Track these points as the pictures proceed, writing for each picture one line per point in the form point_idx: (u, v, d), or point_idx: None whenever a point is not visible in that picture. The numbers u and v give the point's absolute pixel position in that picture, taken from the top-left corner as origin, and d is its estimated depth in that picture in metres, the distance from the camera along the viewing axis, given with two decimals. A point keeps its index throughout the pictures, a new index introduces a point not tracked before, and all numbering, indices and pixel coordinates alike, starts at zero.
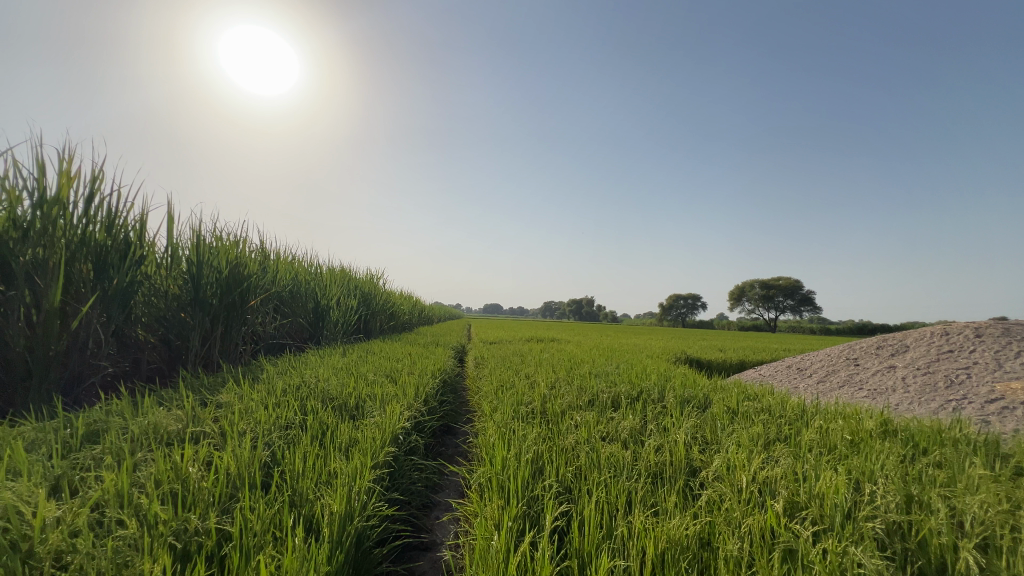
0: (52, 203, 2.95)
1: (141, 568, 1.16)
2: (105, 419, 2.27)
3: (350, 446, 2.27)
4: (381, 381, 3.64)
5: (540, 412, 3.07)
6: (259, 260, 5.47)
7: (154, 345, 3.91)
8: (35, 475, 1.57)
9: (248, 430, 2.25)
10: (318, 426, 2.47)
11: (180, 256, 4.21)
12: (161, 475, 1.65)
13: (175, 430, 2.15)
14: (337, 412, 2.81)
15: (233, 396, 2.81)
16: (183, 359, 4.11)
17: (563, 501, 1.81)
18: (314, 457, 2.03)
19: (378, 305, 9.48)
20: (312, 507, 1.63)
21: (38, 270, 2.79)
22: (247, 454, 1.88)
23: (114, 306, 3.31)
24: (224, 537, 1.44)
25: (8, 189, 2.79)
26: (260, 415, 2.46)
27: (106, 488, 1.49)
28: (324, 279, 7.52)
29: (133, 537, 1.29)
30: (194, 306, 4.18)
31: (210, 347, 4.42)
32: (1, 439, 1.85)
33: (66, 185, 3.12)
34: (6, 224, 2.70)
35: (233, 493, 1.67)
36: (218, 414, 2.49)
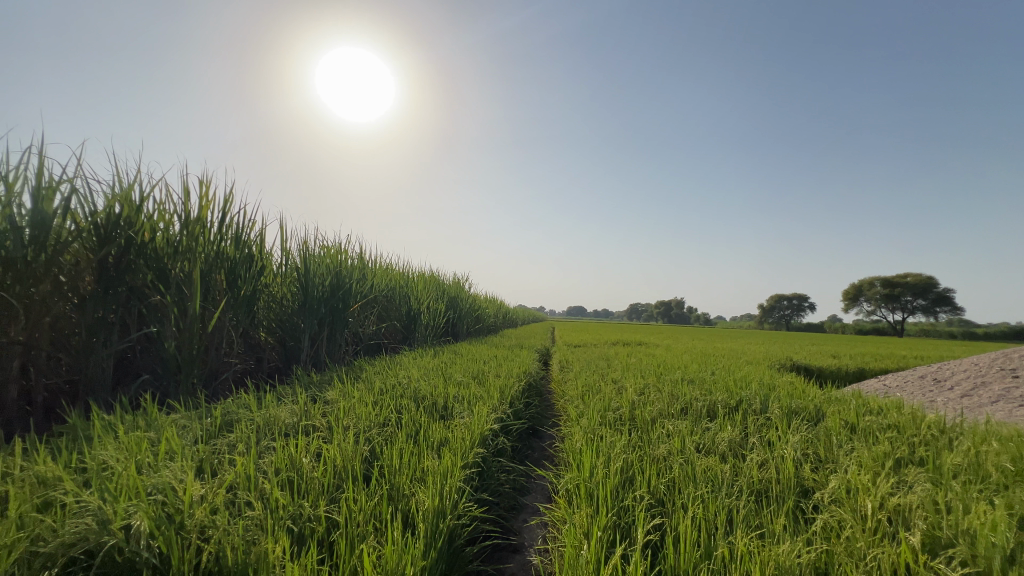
0: (196, 224, 3.46)
1: (266, 548, 1.30)
2: (236, 410, 2.59)
3: (441, 446, 2.37)
4: (469, 383, 3.76)
5: (628, 419, 2.97)
6: (358, 268, 5.93)
7: (272, 346, 4.40)
8: (185, 456, 1.84)
9: (351, 425, 2.44)
10: (412, 425, 2.61)
11: (293, 267, 4.69)
12: (280, 463, 1.84)
13: (291, 423, 2.39)
14: (429, 411, 2.95)
15: (338, 394, 3.07)
16: (296, 358, 4.59)
17: (655, 514, 1.73)
18: (409, 454, 2.15)
19: (465, 308, 9.85)
20: (409, 502, 1.73)
21: (186, 281, 3.29)
22: (350, 449, 2.03)
23: (242, 310, 3.79)
24: (332, 525, 1.57)
25: (163, 213, 3.32)
26: (362, 413, 2.65)
27: (237, 472, 1.70)
28: (415, 283, 7.96)
29: (258, 518, 1.45)
30: (304, 311, 4.64)
31: (319, 348, 4.88)
32: (160, 425, 2.18)
33: (205, 208, 3.63)
34: (162, 242, 3.21)
35: (339, 484, 1.82)
36: (326, 410, 2.74)
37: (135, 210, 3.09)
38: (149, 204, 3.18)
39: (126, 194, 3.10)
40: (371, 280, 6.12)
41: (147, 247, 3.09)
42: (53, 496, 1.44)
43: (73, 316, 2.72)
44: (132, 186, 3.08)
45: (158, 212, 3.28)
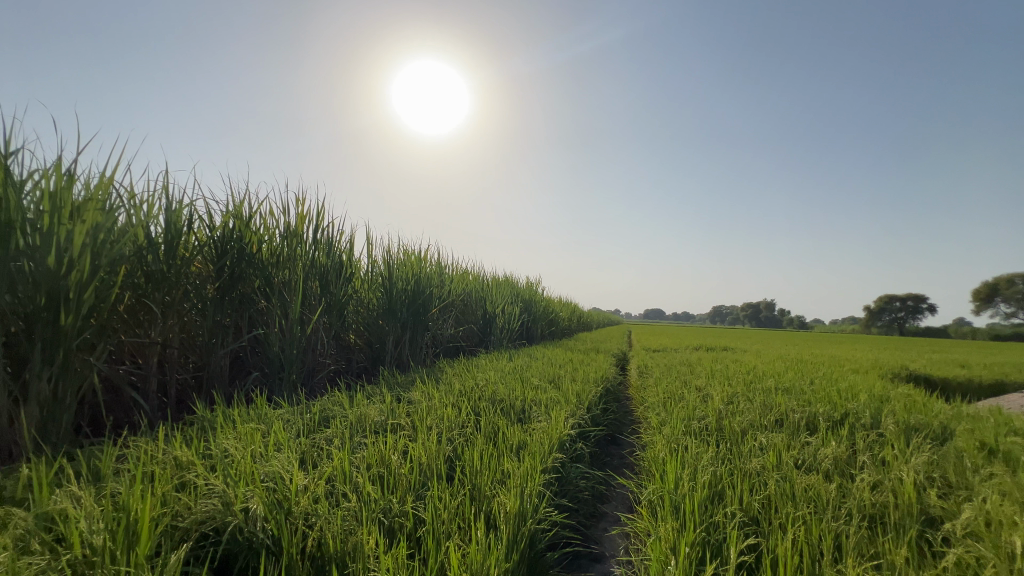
0: (295, 236, 3.81)
1: (361, 538, 1.39)
2: (332, 407, 2.81)
3: (520, 449, 2.39)
4: (545, 387, 3.75)
5: (714, 430, 2.80)
6: (437, 273, 6.17)
7: (361, 348, 4.72)
8: (290, 448, 2.02)
9: (434, 425, 2.54)
10: (491, 427, 2.66)
11: (378, 273, 4.99)
12: (371, 459, 1.96)
13: (380, 421, 2.54)
14: (507, 414, 2.98)
15: (421, 394, 3.21)
16: (382, 359, 4.88)
17: (748, 533, 1.62)
18: (490, 456, 2.19)
19: (539, 311, 9.89)
20: (490, 504, 1.76)
21: (287, 288, 3.65)
22: (434, 449, 2.12)
23: (334, 314, 4.11)
24: (418, 521, 1.64)
25: (268, 226, 3.69)
26: (444, 414, 2.75)
27: (335, 465, 1.84)
28: (491, 286, 8.12)
29: (354, 509, 1.55)
30: (388, 314, 4.90)
31: (402, 350, 5.15)
32: (269, 418, 2.42)
33: (302, 221, 3.98)
34: (268, 254, 3.58)
35: (424, 481, 1.91)
36: (410, 409, 2.88)
37: (245, 225, 3.46)
38: (256, 219, 3.56)
39: (238, 210, 3.49)
40: (449, 285, 6.34)
41: (255, 258, 3.45)
42: (187, 478, 1.64)
43: (198, 320, 3.11)
44: (243, 204, 3.46)
45: (264, 226, 3.66)
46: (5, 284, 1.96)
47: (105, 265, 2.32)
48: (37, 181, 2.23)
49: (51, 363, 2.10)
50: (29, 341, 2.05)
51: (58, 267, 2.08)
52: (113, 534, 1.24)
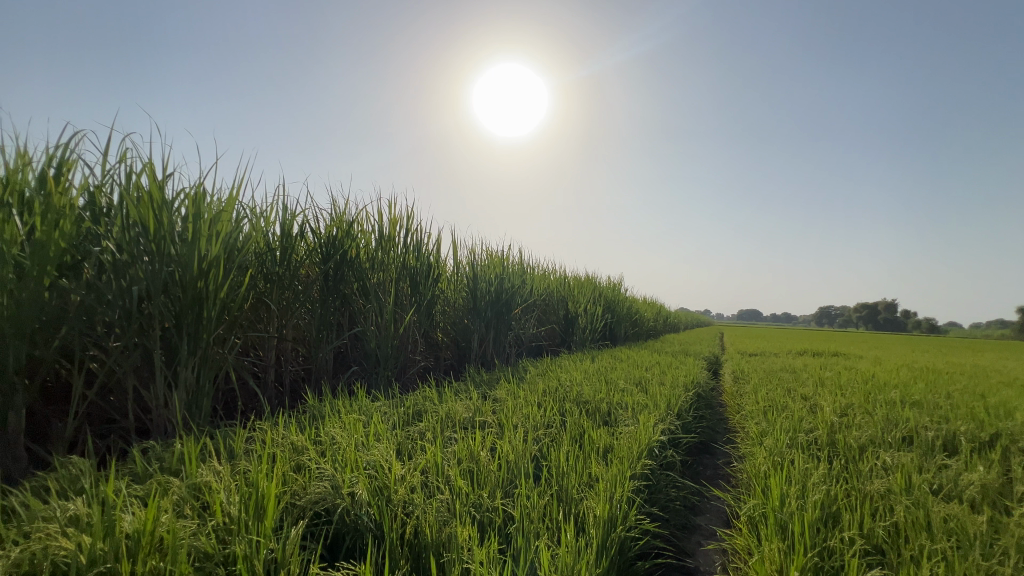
0: (388, 239, 4.07)
1: (455, 530, 1.45)
2: (424, 401, 2.96)
3: (607, 453, 2.35)
4: (632, 390, 3.64)
5: (826, 444, 2.54)
6: (519, 273, 6.24)
7: (448, 346, 4.93)
8: (388, 438, 2.16)
9: (520, 424, 2.58)
10: (576, 428, 2.64)
11: (464, 274, 5.17)
12: (461, 453, 2.04)
13: (468, 417, 2.63)
14: (592, 416, 2.94)
15: (505, 393, 3.28)
16: (467, 357, 5.05)
17: (871, 563, 1.45)
18: (576, 458, 2.18)
19: (622, 312, 9.63)
20: (578, 507, 1.75)
21: (382, 289, 3.92)
22: (521, 447, 2.15)
23: (424, 313, 4.33)
24: (507, 517, 1.68)
25: (365, 231, 3.98)
26: (528, 413, 2.77)
27: (428, 458, 1.93)
28: (573, 285, 8.06)
29: (448, 501, 1.62)
30: (473, 314, 5.06)
31: (486, 348, 5.29)
32: (369, 409, 2.61)
33: (395, 225, 4.24)
34: (365, 257, 3.87)
35: (512, 479, 1.94)
36: (495, 407, 2.94)
37: (346, 230, 3.77)
38: (355, 225, 3.86)
39: (340, 217, 3.80)
40: (531, 285, 6.39)
41: (354, 261, 3.74)
42: (302, 461, 1.82)
43: (307, 318, 3.44)
44: (344, 212, 3.76)
45: (361, 230, 3.96)
46: (161, 287, 2.32)
47: (234, 270, 2.66)
48: (182, 199, 2.60)
49: (194, 354, 2.45)
50: (178, 334, 2.39)
51: (199, 271, 2.42)
52: (246, 507, 1.41)
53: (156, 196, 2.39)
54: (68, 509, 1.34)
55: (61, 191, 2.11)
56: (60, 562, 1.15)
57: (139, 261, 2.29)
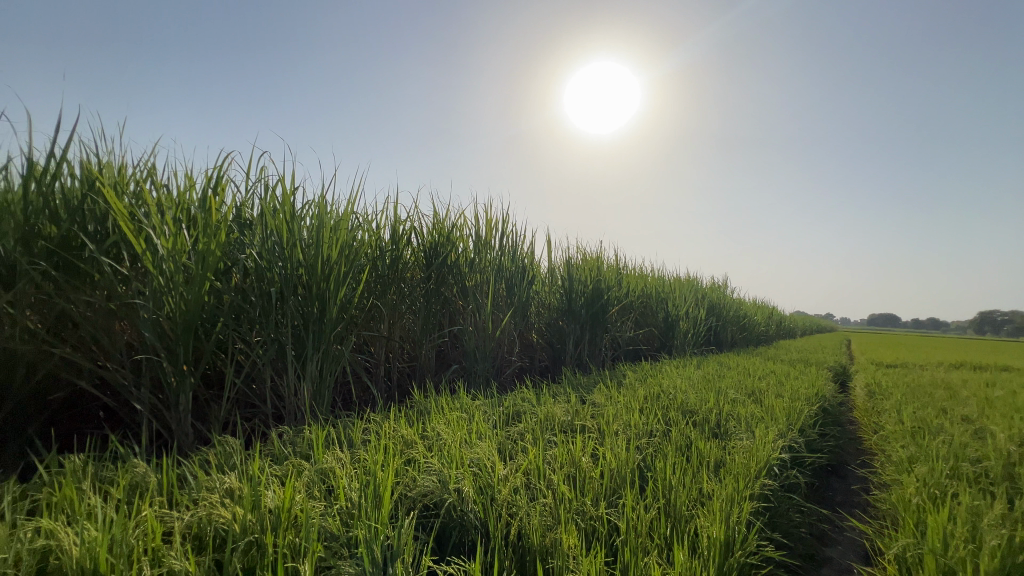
0: (484, 242, 4.20)
1: (561, 536, 1.43)
2: (522, 402, 2.99)
3: (719, 468, 2.18)
4: (744, 401, 3.33)
5: (1001, 478, 2.10)
6: (615, 274, 6.07)
7: (543, 347, 4.95)
8: (490, 437, 2.21)
9: (621, 431, 2.48)
10: (682, 439, 2.48)
11: (558, 276, 5.15)
12: (563, 458, 2.01)
13: (567, 421, 2.60)
14: (700, 427, 2.74)
15: (604, 397, 3.19)
16: (562, 359, 5.03)
17: None
18: (684, 471, 2.05)
19: (729, 315, 8.93)
20: (689, 526, 1.64)
21: (479, 290, 4.04)
22: (624, 455, 2.07)
23: (520, 314, 4.39)
24: (613, 528, 1.62)
25: (464, 235, 4.14)
26: (629, 420, 2.67)
27: (530, 460, 1.94)
28: (673, 285, 7.64)
29: (551, 506, 1.61)
30: (568, 316, 5.02)
31: (581, 351, 5.21)
32: (471, 408, 2.69)
33: (491, 229, 4.36)
34: (464, 260, 4.02)
35: (616, 489, 1.87)
36: (594, 411, 2.87)
37: (446, 235, 3.94)
38: (455, 229, 4.02)
39: (441, 222, 4.00)
40: (627, 286, 6.18)
41: (454, 265, 3.91)
42: (412, 455, 1.92)
43: (412, 318, 3.65)
44: (445, 218, 3.95)
45: (460, 234, 4.12)
46: (292, 289, 2.61)
47: (351, 274, 2.91)
48: (308, 211, 2.89)
49: (318, 350, 2.71)
50: (305, 330, 2.67)
51: (322, 275, 2.68)
52: (365, 494, 1.52)
53: (287, 210, 2.69)
54: (224, 482, 1.55)
55: (216, 208, 2.47)
56: (220, 528, 1.32)
57: (275, 265, 2.59)
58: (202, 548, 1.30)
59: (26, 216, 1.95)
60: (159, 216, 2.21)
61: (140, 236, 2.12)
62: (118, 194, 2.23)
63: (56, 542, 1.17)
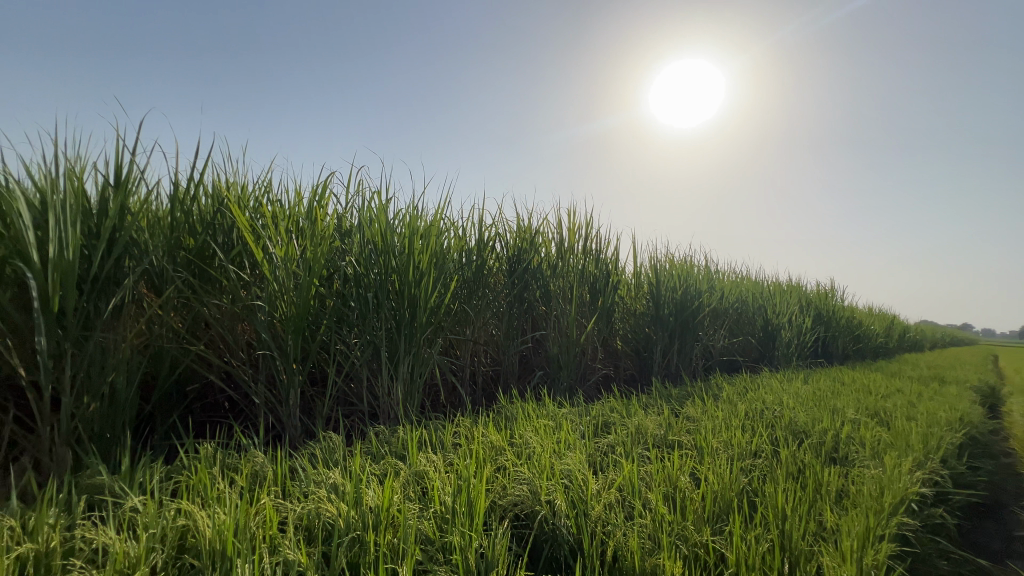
0: (568, 247, 4.13)
1: (663, 563, 1.33)
2: (611, 412, 2.87)
3: (842, 500, 1.92)
4: (867, 423, 2.94)
5: None
6: (706, 279, 5.69)
7: (629, 354, 4.76)
8: (579, 449, 2.14)
9: (722, 449, 2.29)
10: (794, 462, 2.23)
11: (644, 281, 4.93)
12: (658, 476, 1.89)
13: (660, 435, 2.45)
14: (815, 450, 2.45)
15: (699, 411, 2.98)
16: (650, 368, 4.80)
17: None
18: (800, 500, 1.83)
19: (840, 324, 8.00)
20: (811, 565, 1.45)
21: (562, 295, 3.98)
22: (728, 477, 1.89)
23: (604, 321, 4.26)
24: (720, 559, 1.48)
25: (547, 240, 4.11)
26: (730, 437, 2.45)
27: (624, 476, 1.84)
28: (773, 291, 7.01)
29: (650, 528, 1.51)
30: (656, 323, 4.78)
31: (670, 360, 4.93)
32: (557, 416, 2.64)
33: (575, 233, 4.28)
34: (548, 266, 3.99)
35: (720, 514, 1.71)
36: (689, 426, 2.68)
37: (530, 240, 3.94)
38: (538, 234, 4.01)
39: (524, 227, 4.01)
40: (721, 292, 5.76)
41: (537, 270, 3.89)
42: (502, 462, 1.91)
43: (497, 322, 3.69)
44: (529, 224, 3.95)
45: (544, 239, 4.09)
46: (386, 293, 2.74)
47: (440, 280, 3.00)
48: (400, 220, 3.03)
49: (410, 352, 2.82)
50: (398, 333, 2.78)
51: (413, 281, 2.78)
52: (459, 499, 1.53)
53: (382, 219, 2.84)
54: (330, 477, 1.64)
55: (321, 219, 2.67)
56: (327, 522, 1.40)
57: (372, 271, 2.73)
58: (313, 540, 1.38)
59: (171, 230, 2.24)
60: (274, 227, 2.43)
61: (259, 246, 2.34)
62: (241, 209, 2.49)
63: (193, 522, 1.30)
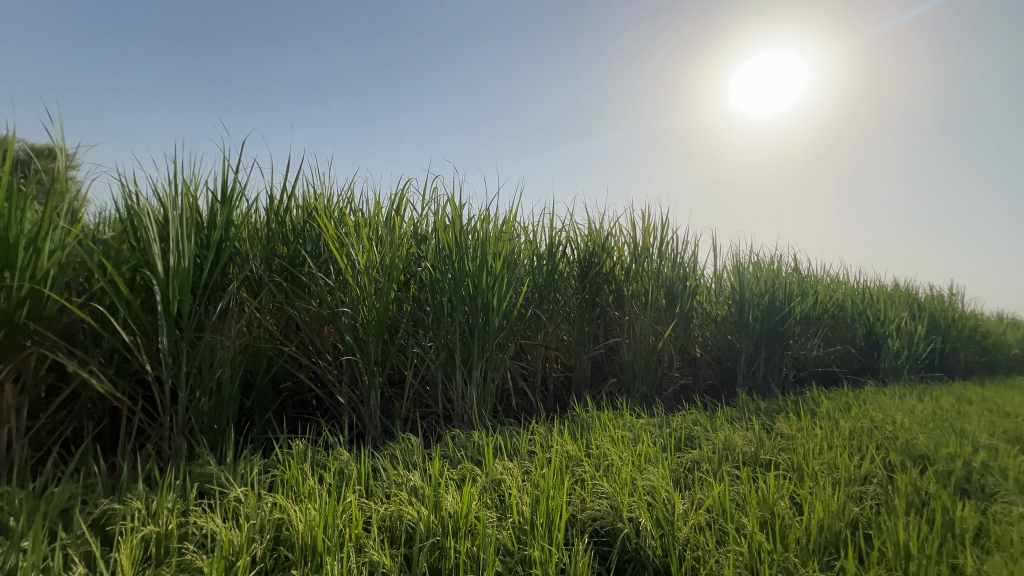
0: (642, 251, 3.96)
1: None
2: (694, 425, 2.70)
3: (982, 541, 1.64)
4: (1007, 450, 2.51)
5: None
6: (797, 282, 5.22)
7: (709, 363, 4.48)
8: (661, 463, 2.02)
9: (826, 473, 2.06)
10: (917, 492, 1.95)
11: (726, 285, 4.62)
12: (753, 498, 1.73)
13: (750, 452, 2.26)
14: (941, 479, 2.13)
15: (794, 427, 2.71)
16: (733, 378, 4.47)
17: None
18: (928, 537, 1.59)
19: (962, 333, 6.99)
20: None
21: (636, 300, 3.82)
22: (836, 505, 1.69)
23: (682, 328, 4.03)
24: None
25: (620, 243, 3.98)
26: (834, 459, 2.20)
27: (714, 496, 1.70)
28: (877, 295, 6.27)
29: (747, 557, 1.37)
30: (740, 330, 4.45)
31: (756, 370, 4.56)
32: (635, 427, 2.52)
33: (649, 235, 4.11)
34: (621, 270, 3.85)
35: (829, 547, 1.53)
36: (784, 444, 2.44)
37: (602, 244, 3.83)
38: (610, 238, 3.89)
39: (596, 231, 3.90)
40: (814, 297, 5.25)
41: (610, 274, 3.77)
42: (579, 473, 1.85)
43: (568, 328, 3.62)
44: (601, 227, 3.85)
45: (616, 243, 3.97)
46: (460, 298, 2.77)
47: (512, 284, 2.99)
48: (473, 225, 3.06)
49: (483, 357, 2.83)
50: (472, 337, 2.81)
51: (486, 286, 2.80)
52: (538, 510, 1.49)
53: (455, 225, 2.89)
54: (410, 479, 1.66)
55: (399, 227, 2.77)
56: (408, 524, 1.42)
57: (446, 276, 2.78)
58: (395, 541, 1.40)
59: (268, 239, 2.43)
60: (356, 235, 2.55)
61: (344, 253, 2.47)
62: (328, 219, 2.64)
63: (287, 516, 1.37)
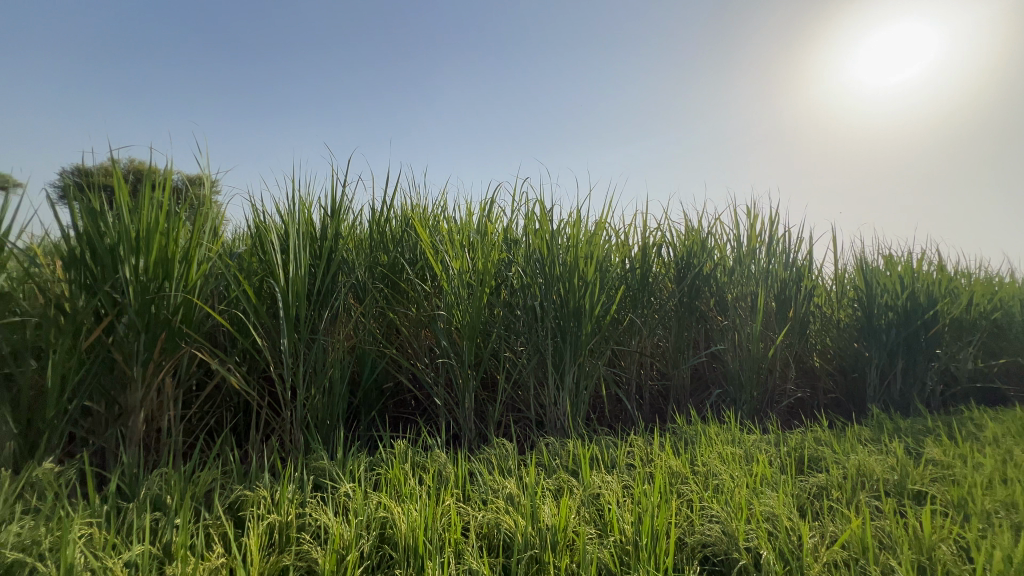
0: (746, 249, 3.63)
1: None
2: (817, 445, 2.38)
3: None
4: None
5: None
6: (943, 281, 4.44)
7: (830, 375, 3.98)
8: (780, 487, 1.79)
9: (1000, 513, 1.69)
10: None
11: (850, 286, 4.06)
12: (903, 538, 1.46)
13: (893, 481, 1.93)
14: None
15: (949, 453, 2.28)
16: (862, 393, 3.91)
17: None
18: None
19: None
20: None
21: (742, 304, 3.50)
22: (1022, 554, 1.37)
23: (798, 334, 3.60)
24: None
25: (720, 243, 3.68)
26: (1011, 496, 1.80)
27: (851, 531, 1.46)
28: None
29: None
30: (870, 338, 3.85)
31: (892, 384, 3.93)
32: (747, 443, 2.28)
33: (756, 232, 3.75)
34: (724, 271, 3.56)
35: None
36: (939, 473, 2.05)
37: (701, 243, 3.57)
38: (710, 237, 3.61)
39: (694, 230, 3.65)
40: (968, 298, 4.43)
41: (710, 275, 3.50)
42: (685, 492, 1.70)
43: (665, 333, 3.42)
44: (699, 225, 3.59)
45: (717, 242, 3.67)
46: (551, 302, 2.73)
47: (604, 288, 2.88)
48: (563, 228, 3.01)
49: (575, 363, 2.75)
50: (564, 342, 2.74)
51: (578, 289, 2.72)
52: (641, 530, 1.39)
53: (546, 229, 2.86)
54: (506, 487, 1.65)
55: (490, 233, 2.80)
56: (506, 533, 1.39)
57: (537, 281, 2.76)
58: (494, 549, 1.39)
59: (371, 249, 2.59)
60: (450, 242, 2.62)
61: (439, 259, 2.55)
62: (424, 227, 2.75)
63: (391, 516, 1.42)
